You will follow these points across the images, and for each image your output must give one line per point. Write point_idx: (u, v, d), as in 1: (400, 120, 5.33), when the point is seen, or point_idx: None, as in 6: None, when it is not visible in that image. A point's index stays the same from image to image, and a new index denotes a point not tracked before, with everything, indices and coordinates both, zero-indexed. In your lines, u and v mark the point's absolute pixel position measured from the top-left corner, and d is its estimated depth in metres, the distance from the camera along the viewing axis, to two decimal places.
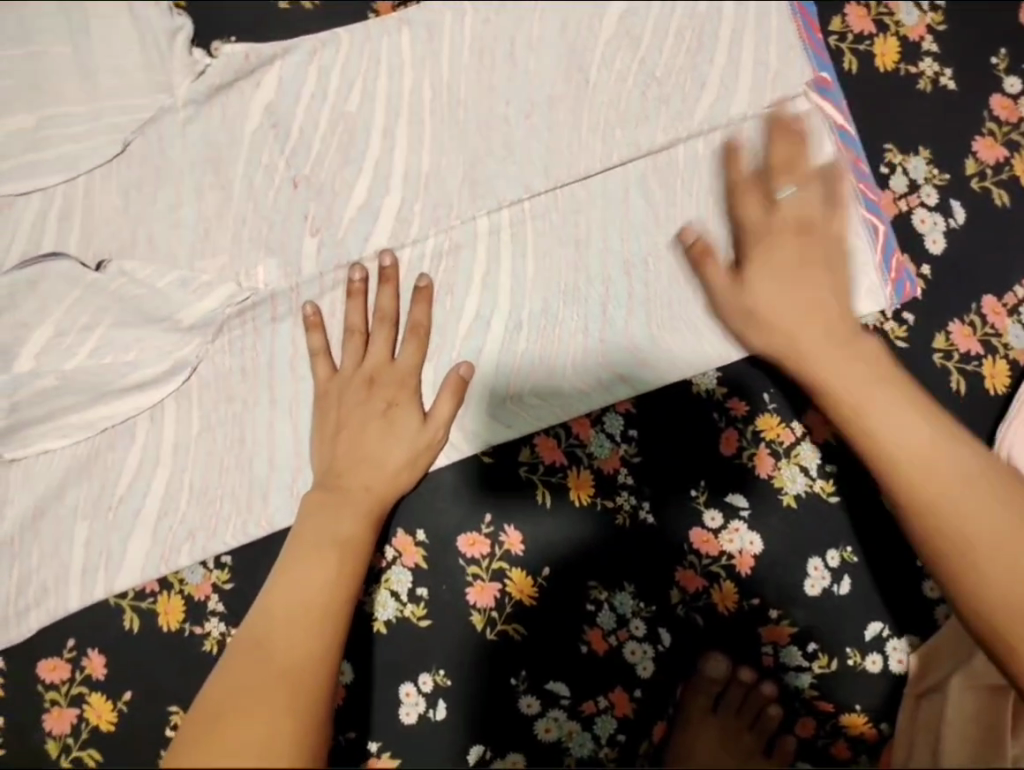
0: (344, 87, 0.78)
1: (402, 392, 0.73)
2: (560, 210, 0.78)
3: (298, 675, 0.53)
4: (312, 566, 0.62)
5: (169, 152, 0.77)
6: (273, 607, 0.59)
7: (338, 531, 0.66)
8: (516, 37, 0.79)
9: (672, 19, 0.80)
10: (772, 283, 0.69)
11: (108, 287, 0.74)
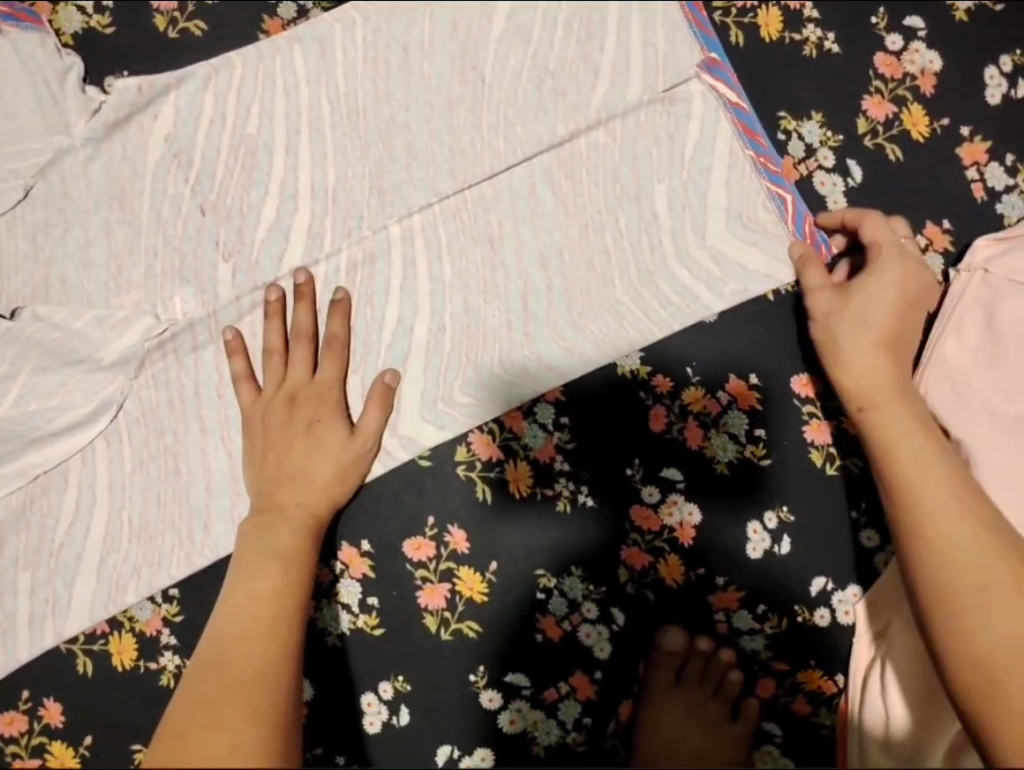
0: (242, 110, 0.78)
1: (324, 407, 0.74)
2: (469, 210, 0.79)
3: (264, 679, 0.54)
4: (262, 580, 0.63)
5: (72, 192, 0.77)
6: (227, 622, 0.59)
7: (278, 543, 0.67)
8: (407, 44, 0.80)
9: (560, 10, 0.81)
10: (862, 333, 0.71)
11: (23, 333, 0.74)
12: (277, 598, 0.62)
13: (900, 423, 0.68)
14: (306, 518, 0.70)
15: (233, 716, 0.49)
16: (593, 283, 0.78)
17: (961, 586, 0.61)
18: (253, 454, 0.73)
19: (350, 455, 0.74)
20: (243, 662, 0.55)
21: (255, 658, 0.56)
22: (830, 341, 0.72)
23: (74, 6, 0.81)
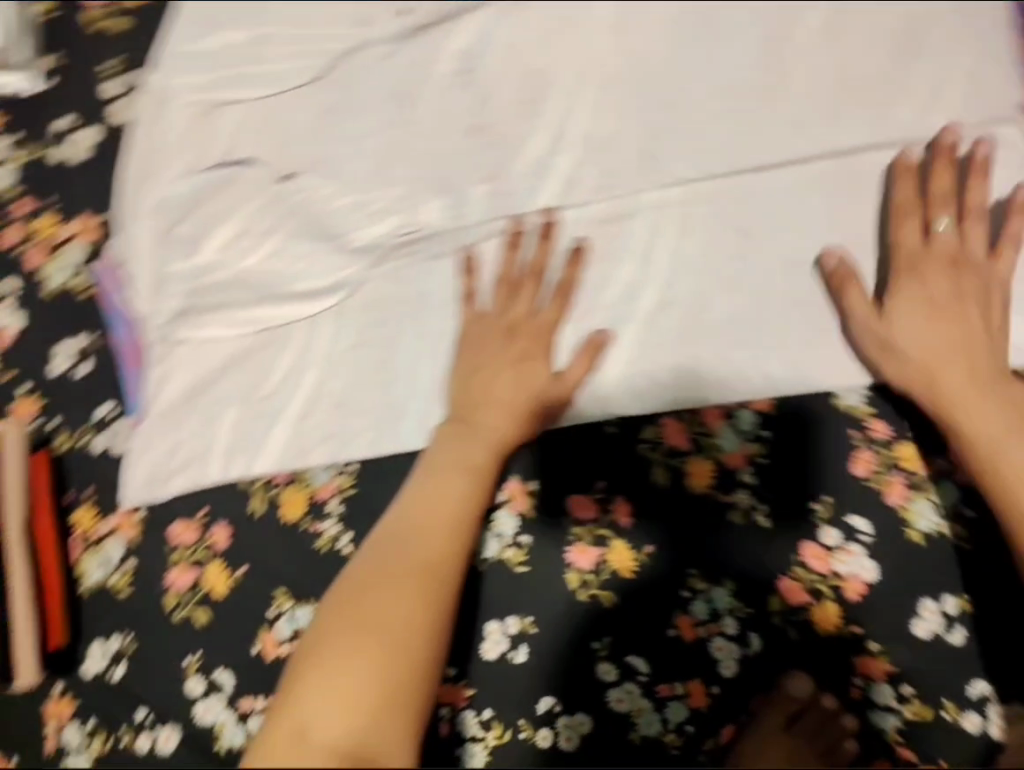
0: (537, 43, 0.77)
1: (537, 344, 0.74)
2: (734, 199, 0.74)
3: (431, 588, 0.58)
4: (445, 484, 0.67)
5: (363, 91, 0.79)
6: (415, 513, 0.64)
7: (470, 453, 0.70)
8: (716, 17, 0.78)
9: (886, 22, 0.77)
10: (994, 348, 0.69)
11: (291, 197, 0.79)
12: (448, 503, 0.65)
13: (980, 413, 0.67)
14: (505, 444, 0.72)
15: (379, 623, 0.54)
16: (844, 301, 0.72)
17: None
18: (459, 370, 0.76)
19: (551, 391, 0.74)
20: (413, 565, 0.59)
21: (420, 560, 0.60)
22: (889, 343, 0.70)
23: None
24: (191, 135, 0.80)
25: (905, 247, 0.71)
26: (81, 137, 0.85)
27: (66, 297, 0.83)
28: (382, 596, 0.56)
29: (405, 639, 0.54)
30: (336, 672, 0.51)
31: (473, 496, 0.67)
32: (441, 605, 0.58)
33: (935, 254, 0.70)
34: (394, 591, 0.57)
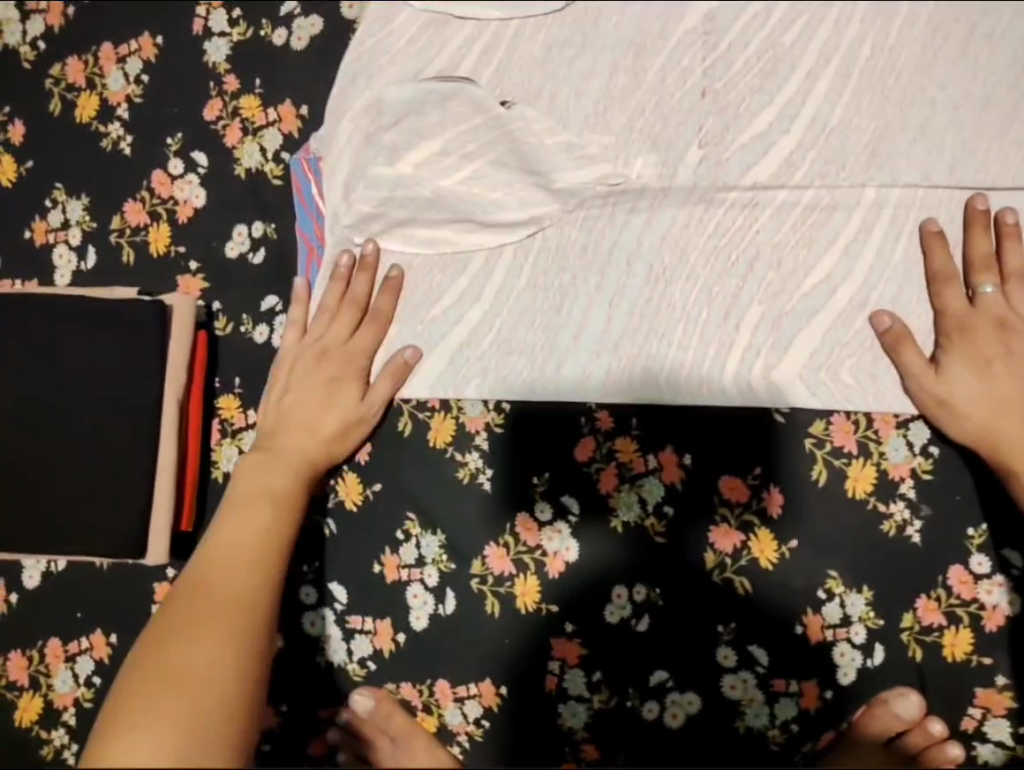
0: (786, 21, 0.78)
1: (347, 369, 0.77)
2: (951, 211, 0.75)
3: (232, 625, 0.60)
4: (250, 520, 0.70)
5: (602, 25, 0.80)
6: (217, 552, 0.67)
7: (269, 477, 0.73)
8: (975, 27, 0.76)
9: None
10: (984, 389, 0.71)
11: (507, 124, 0.77)
12: (264, 540, 0.68)
13: None
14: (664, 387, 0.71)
15: (187, 671, 0.54)
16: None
17: None
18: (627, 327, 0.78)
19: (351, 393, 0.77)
20: (219, 603, 0.62)
21: (249, 628, 0.60)
22: (946, 396, 0.72)
23: None
24: (421, 42, 0.81)
25: (951, 311, 0.73)
26: (297, 25, 0.82)
27: (259, 180, 0.81)
28: (199, 638, 0.57)
29: (201, 701, 0.52)
30: (156, 705, 0.50)
31: (274, 543, 0.69)
32: (246, 653, 0.58)
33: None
34: (206, 629, 0.58)
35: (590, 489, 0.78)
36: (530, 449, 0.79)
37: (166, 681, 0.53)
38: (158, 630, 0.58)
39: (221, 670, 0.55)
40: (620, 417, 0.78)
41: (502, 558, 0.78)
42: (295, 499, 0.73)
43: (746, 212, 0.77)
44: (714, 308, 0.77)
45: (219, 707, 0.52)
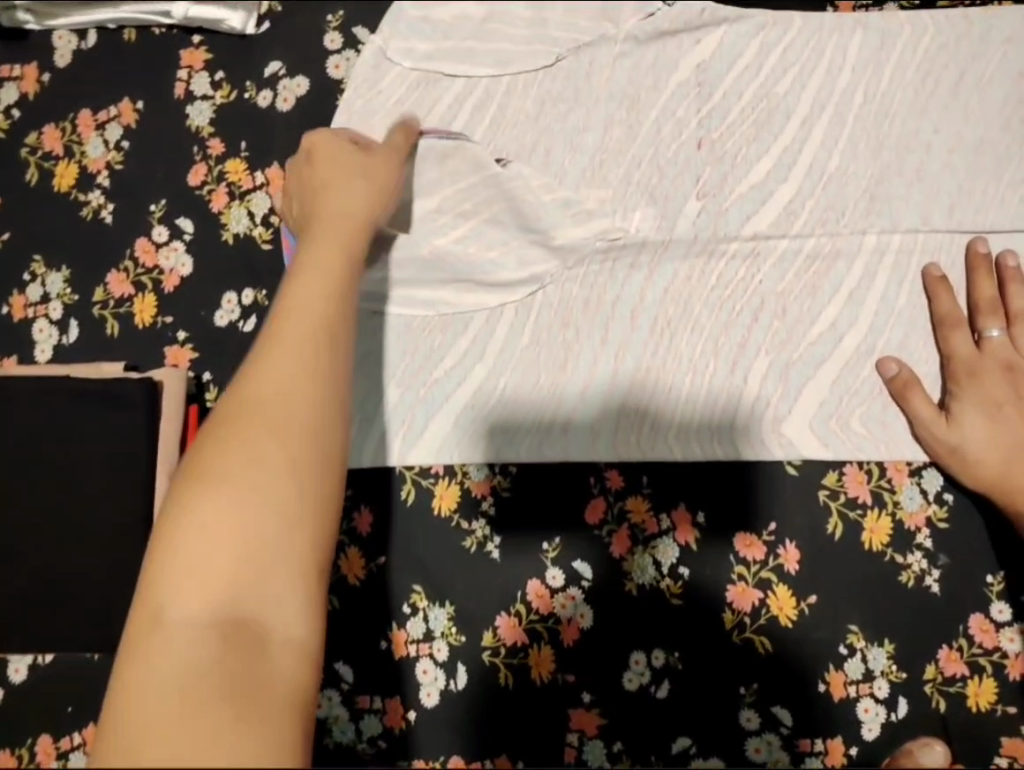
0: (779, 69, 0.78)
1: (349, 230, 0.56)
2: (953, 254, 0.75)
3: (289, 463, 0.42)
4: (292, 354, 0.45)
5: (593, 78, 0.79)
6: (263, 393, 0.44)
7: (307, 299, 0.48)
8: (967, 71, 0.76)
9: None
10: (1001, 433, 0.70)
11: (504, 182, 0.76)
12: (307, 308, 0.47)
13: None
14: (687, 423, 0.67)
15: (239, 536, 0.39)
16: None
17: None
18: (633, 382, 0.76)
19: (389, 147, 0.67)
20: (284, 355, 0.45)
21: (300, 405, 0.44)
22: (956, 445, 0.71)
23: None
24: (410, 101, 0.80)
25: (958, 356, 0.72)
26: (283, 86, 0.81)
27: (248, 245, 0.79)
28: (266, 385, 0.44)
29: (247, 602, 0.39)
30: (197, 551, 0.39)
31: (340, 294, 0.50)
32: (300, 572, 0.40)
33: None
34: (280, 366, 0.45)
35: (602, 552, 0.75)
36: (539, 513, 0.76)
37: (199, 506, 0.40)
38: (220, 422, 0.43)
39: (295, 413, 0.43)
40: (629, 475, 0.76)
41: (514, 627, 0.75)
42: (316, 369, 0.45)
43: (748, 262, 0.76)
44: (720, 358, 0.75)
45: (278, 523, 0.40)
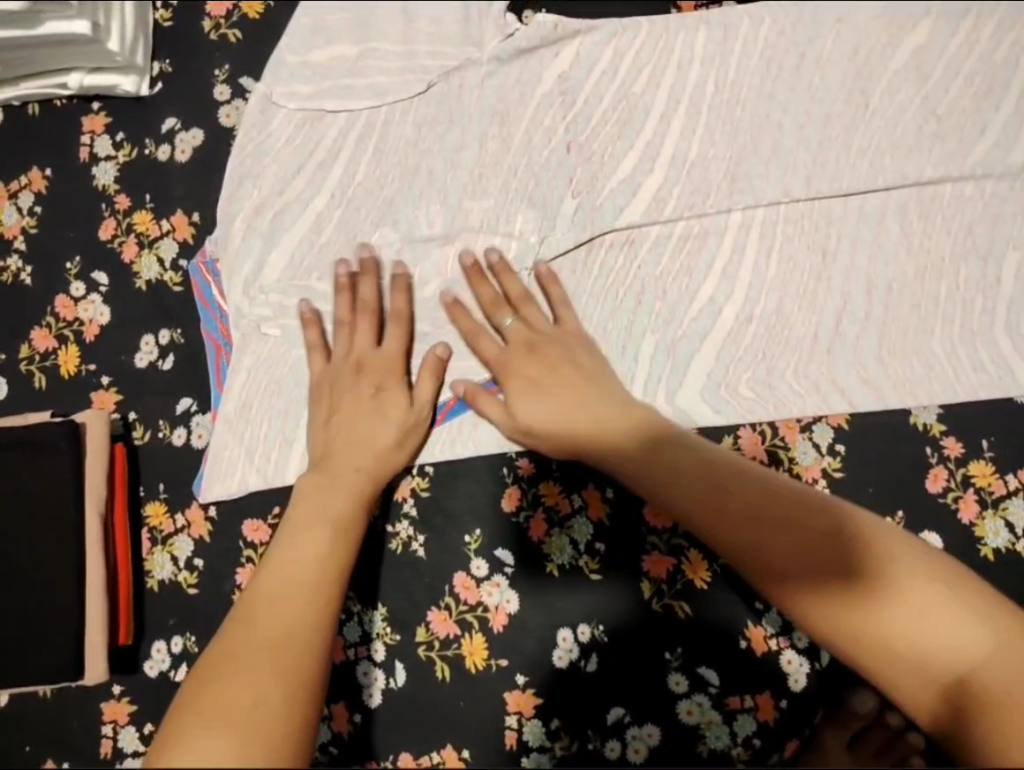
0: (634, 70, 0.83)
1: (388, 377, 0.78)
2: (815, 220, 0.80)
3: (290, 641, 0.57)
4: (278, 608, 0.59)
5: (465, 99, 0.85)
6: (275, 604, 0.60)
7: (285, 584, 0.62)
8: (805, 54, 0.82)
9: (965, 62, 0.80)
10: (534, 402, 0.75)
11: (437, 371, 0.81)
12: (297, 588, 0.61)
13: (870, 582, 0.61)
14: (506, 374, 0.77)
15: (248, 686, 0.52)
16: (899, 324, 0.78)
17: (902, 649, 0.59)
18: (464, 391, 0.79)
19: (398, 453, 0.76)
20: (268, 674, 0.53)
21: (303, 605, 0.60)
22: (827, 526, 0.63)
23: None
24: (298, 140, 0.86)
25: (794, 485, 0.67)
26: (181, 139, 0.88)
27: (160, 289, 0.85)
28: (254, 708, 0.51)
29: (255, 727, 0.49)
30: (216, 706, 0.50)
31: (316, 578, 0.63)
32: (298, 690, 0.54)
33: (565, 333, 0.78)
34: (261, 682, 0.52)
35: (521, 537, 0.79)
36: (457, 508, 0.80)
37: (227, 673, 0.53)
38: (236, 629, 0.58)
39: (277, 707, 0.51)
40: (540, 461, 0.80)
41: (445, 621, 0.79)
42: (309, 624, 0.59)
43: (625, 251, 0.82)
44: (611, 342, 0.81)
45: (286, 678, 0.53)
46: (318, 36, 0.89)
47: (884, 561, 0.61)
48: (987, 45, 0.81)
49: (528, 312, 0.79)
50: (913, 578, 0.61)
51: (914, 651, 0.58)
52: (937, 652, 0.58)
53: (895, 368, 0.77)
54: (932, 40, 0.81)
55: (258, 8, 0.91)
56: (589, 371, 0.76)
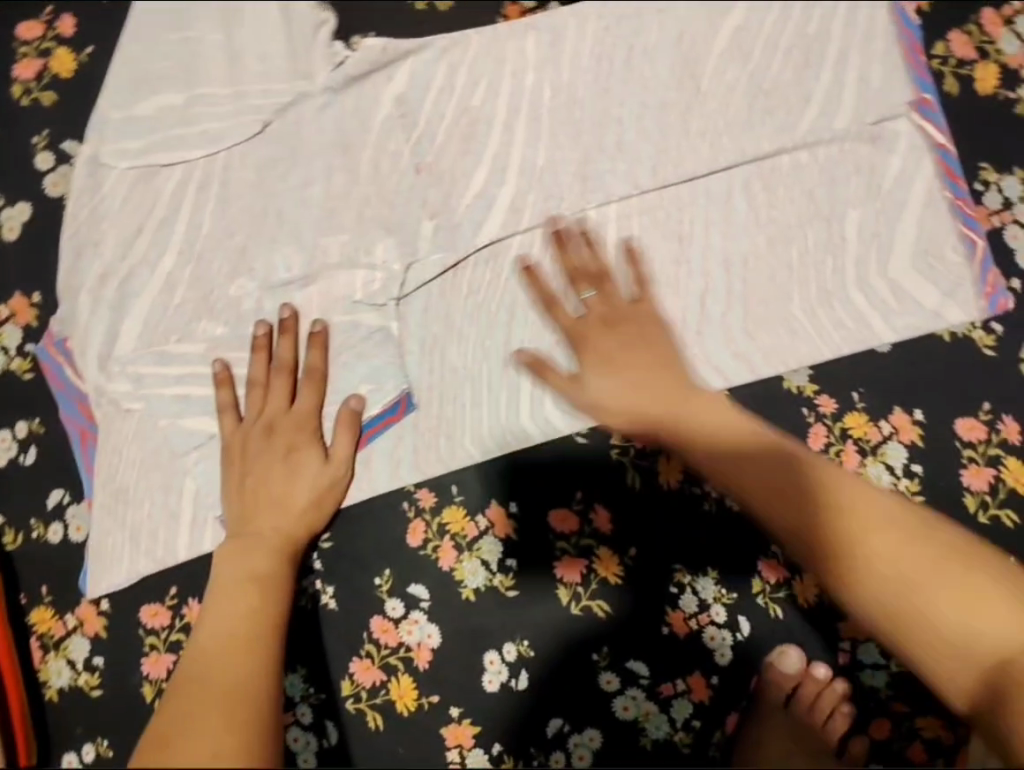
0: (470, 83, 0.82)
1: (300, 432, 0.76)
2: (666, 209, 0.82)
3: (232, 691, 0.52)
4: (218, 663, 0.55)
5: (303, 134, 0.82)
6: (209, 664, 0.55)
7: (216, 646, 0.57)
8: (632, 47, 0.83)
9: (782, 35, 0.83)
10: (606, 379, 0.77)
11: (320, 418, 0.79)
12: (233, 647, 0.57)
13: (904, 560, 0.57)
14: (585, 352, 0.78)
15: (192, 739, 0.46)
16: (760, 295, 0.80)
17: (935, 625, 0.55)
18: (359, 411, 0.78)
19: (316, 510, 0.76)
20: (208, 707, 0.50)
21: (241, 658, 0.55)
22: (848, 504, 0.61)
23: None
24: (134, 199, 0.82)
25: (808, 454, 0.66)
26: (8, 217, 0.84)
27: (9, 377, 0.83)
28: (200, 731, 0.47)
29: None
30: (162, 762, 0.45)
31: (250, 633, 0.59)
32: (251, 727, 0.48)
33: (640, 311, 0.81)
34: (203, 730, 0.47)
35: (432, 568, 0.78)
36: (363, 551, 0.79)
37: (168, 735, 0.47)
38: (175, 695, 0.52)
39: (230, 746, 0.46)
40: (439, 489, 0.79)
41: (369, 668, 0.77)
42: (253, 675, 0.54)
43: (491, 266, 0.82)
44: (492, 359, 0.81)
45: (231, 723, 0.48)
46: (144, 85, 0.83)
47: (902, 532, 0.59)
48: (800, 14, 0.83)
49: (610, 288, 0.79)
50: (907, 545, 0.58)
51: (943, 633, 0.55)
52: (1001, 642, 0.54)
53: (766, 339, 0.79)
54: (749, 17, 0.83)
55: (70, 68, 0.86)
56: (667, 349, 0.77)
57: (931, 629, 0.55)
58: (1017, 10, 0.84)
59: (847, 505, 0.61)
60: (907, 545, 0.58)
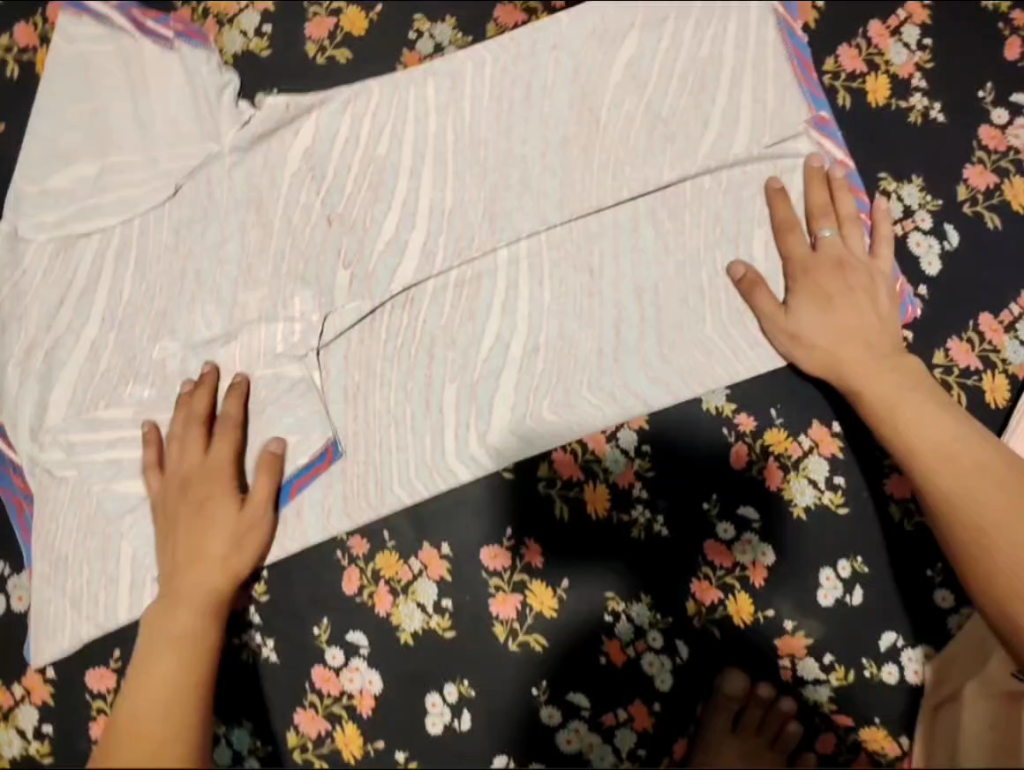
0: (375, 132, 0.84)
1: (218, 483, 0.76)
2: (575, 240, 0.83)
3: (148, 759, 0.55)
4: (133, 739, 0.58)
5: (216, 194, 0.83)
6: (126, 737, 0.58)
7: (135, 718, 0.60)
8: (530, 84, 0.84)
9: (675, 64, 0.84)
10: (820, 314, 0.77)
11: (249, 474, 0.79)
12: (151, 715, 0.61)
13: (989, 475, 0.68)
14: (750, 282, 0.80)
15: None
16: (673, 318, 0.81)
17: (972, 511, 0.67)
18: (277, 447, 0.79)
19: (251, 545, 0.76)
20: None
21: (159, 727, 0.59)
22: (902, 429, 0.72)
23: (237, 29, 0.86)
24: (55, 271, 0.83)
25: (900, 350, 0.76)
26: None
27: None
28: None
29: None
30: None
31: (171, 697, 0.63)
32: None
33: (827, 254, 0.79)
34: None
35: (369, 615, 0.79)
36: (300, 603, 0.79)
37: None
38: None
39: None
40: (372, 535, 0.80)
41: (313, 718, 0.78)
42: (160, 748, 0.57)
43: (408, 310, 0.83)
44: (414, 401, 0.81)
45: None
46: (54, 158, 0.84)
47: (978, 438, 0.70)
48: (692, 41, 0.85)
49: (793, 234, 0.80)
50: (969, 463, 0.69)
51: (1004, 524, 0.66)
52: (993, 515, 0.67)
53: (683, 359, 0.80)
54: (641, 49, 0.85)
55: None
56: (805, 266, 0.79)
57: (973, 505, 0.67)
58: (903, 20, 0.85)
59: (965, 450, 0.69)
60: (988, 460, 0.69)
